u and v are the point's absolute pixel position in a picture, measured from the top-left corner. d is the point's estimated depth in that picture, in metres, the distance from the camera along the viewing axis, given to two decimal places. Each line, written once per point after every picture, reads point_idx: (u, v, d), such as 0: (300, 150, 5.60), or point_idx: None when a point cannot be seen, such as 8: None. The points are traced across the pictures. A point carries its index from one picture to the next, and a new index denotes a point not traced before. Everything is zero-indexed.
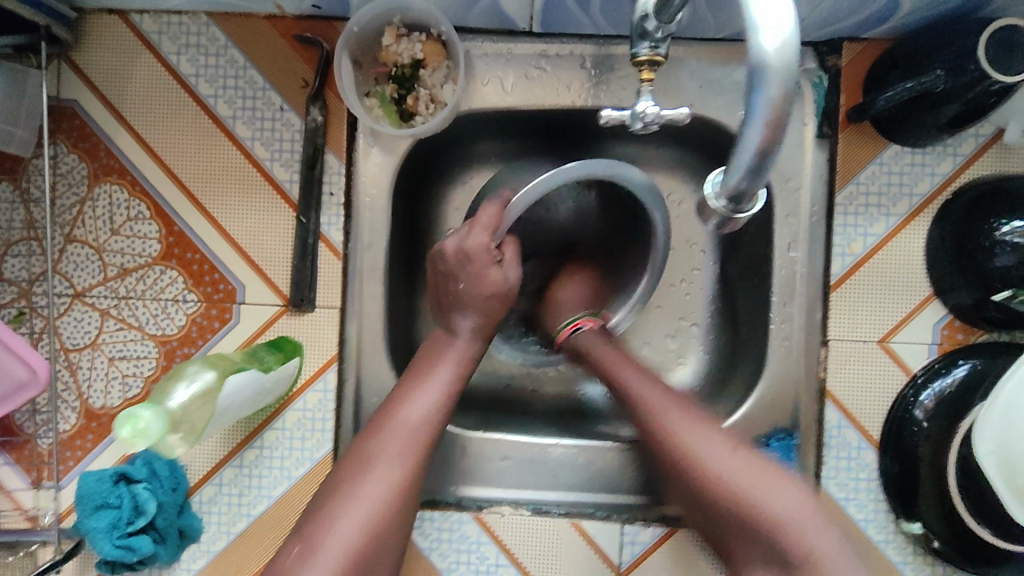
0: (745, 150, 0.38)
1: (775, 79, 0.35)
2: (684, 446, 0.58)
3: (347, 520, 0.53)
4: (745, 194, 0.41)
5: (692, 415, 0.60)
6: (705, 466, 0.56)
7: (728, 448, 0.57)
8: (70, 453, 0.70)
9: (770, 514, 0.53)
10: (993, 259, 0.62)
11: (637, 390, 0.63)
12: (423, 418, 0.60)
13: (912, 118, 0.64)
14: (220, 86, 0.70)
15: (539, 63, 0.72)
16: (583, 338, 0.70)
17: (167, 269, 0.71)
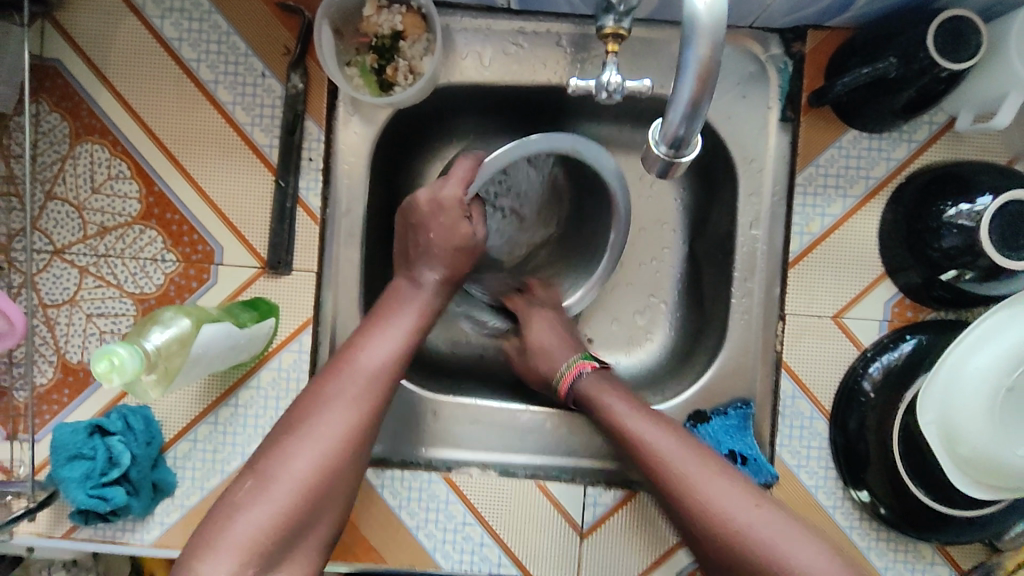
0: (680, 98, 0.43)
1: (704, 35, 0.39)
2: (674, 469, 0.59)
3: (301, 459, 0.55)
4: (682, 138, 0.45)
5: (679, 437, 0.62)
6: (687, 486, 0.58)
7: (716, 473, 0.59)
8: (46, 406, 0.72)
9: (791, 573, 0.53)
10: (940, 241, 0.65)
11: (626, 416, 0.64)
12: (382, 364, 0.61)
13: (869, 104, 0.67)
14: (203, 50, 0.72)
15: (516, 40, 0.74)
16: (585, 382, 0.70)
17: (146, 229, 0.72)
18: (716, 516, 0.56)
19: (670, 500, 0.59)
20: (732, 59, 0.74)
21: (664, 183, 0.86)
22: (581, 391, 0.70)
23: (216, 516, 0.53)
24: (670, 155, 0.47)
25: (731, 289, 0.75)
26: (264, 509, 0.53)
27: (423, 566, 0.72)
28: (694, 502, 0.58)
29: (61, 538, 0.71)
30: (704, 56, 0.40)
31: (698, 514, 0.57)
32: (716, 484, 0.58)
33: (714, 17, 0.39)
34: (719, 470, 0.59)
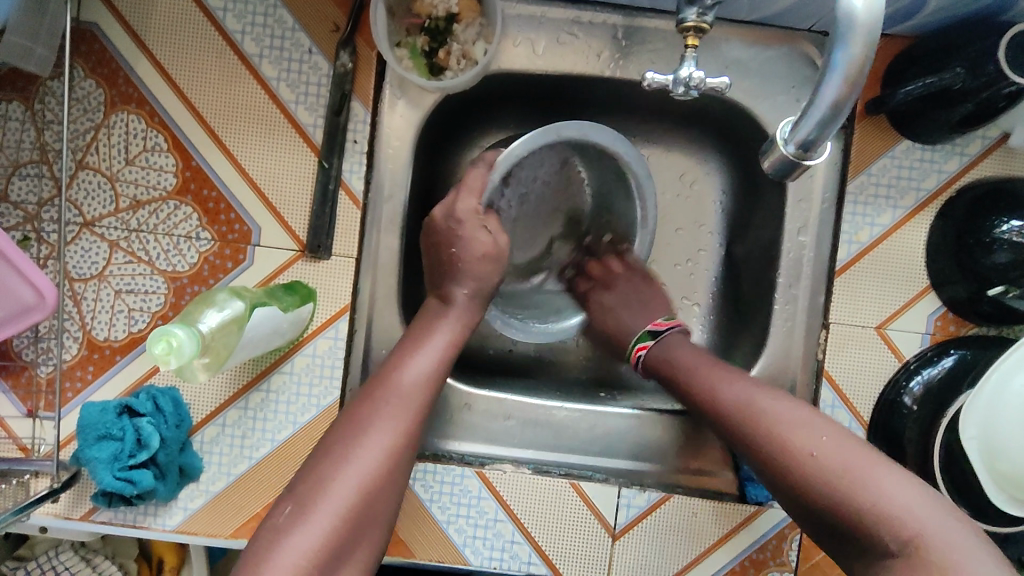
0: (822, 99, 0.41)
1: (859, 37, 0.38)
2: (764, 424, 0.58)
3: (346, 476, 0.54)
4: (815, 141, 0.45)
5: (771, 390, 0.60)
6: (777, 436, 0.56)
7: (825, 426, 0.56)
8: (70, 383, 0.69)
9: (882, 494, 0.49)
10: (992, 255, 0.64)
11: (710, 372, 0.64)
12: (418, 379, 0.61)
13: (926, 116, 0.67)
14: (249, 22, 0.69)
15: (571, 29, 0.72)
16: (655, 354, 0.71)
17: (181, 204, 0.70)
18: (817, 459, 0.53)
19: (760, 428, 0.58)
20: (788, 62, 0.73)
21: (704, 183, 0.85)
22: (663, 357, 0.70)
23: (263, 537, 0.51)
24: (799, 154, 0.46)
25: (774, 295, 0.75)
26: (310, 530, 0.51)
27: (453, 561, 0.71)
28: (783, 438, 0.56)
29: (80, 521, 0.69)
30: (857, 58, 0.39)
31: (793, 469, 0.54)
32: (803, 430, 0.56)
33: (870, 17, 0.38)
34: (816, 417, 0.57)
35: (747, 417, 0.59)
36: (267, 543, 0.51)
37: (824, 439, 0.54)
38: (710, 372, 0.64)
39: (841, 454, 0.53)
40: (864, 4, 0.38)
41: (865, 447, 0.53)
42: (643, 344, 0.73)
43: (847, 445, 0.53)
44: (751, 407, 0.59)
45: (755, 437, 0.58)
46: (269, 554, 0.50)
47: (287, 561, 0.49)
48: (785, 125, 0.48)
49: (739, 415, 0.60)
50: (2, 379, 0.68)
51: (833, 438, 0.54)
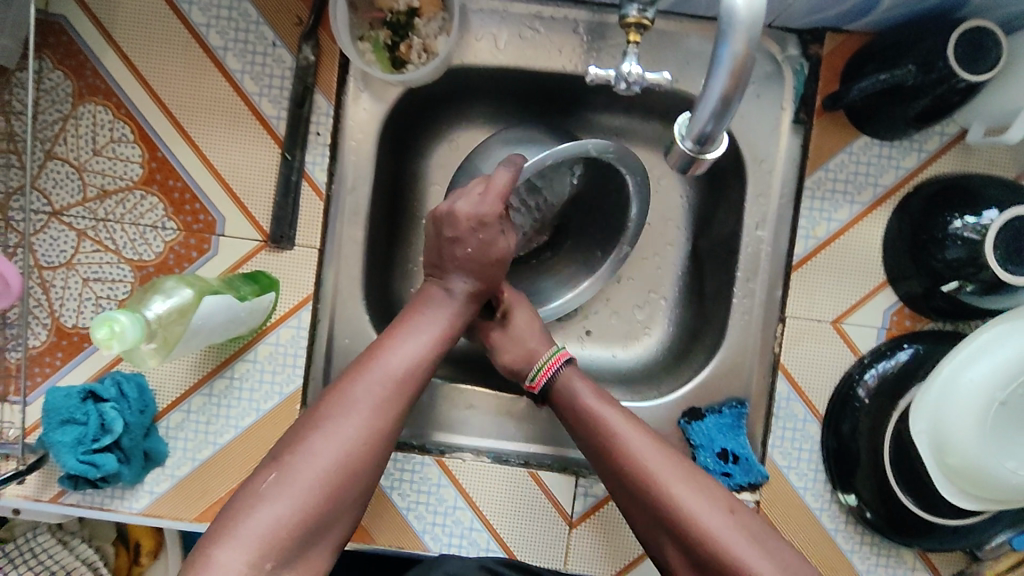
0: (711, 95, 0.43)
1: (741, 32, 0.40)
2: (662, 486, 0.59)
3: (322, 451, 0.56)
4: (710, 136, 0.46)
5: (662, 449, 0.61)
6: (668, 499, 0.58)
7: (721, 499, 0.59)
8: (39, 369, 0.71)
9: None
10: (945, 251, 0.66)
11: (606, 420, 0.63)
12: (410, 367, 0.62)
13: (883, 112, 0.67)
14: (214, 15, 0.70)
15: (533, 24, 0.73)
16: (562, 376, 0.69)
17: (148, 194, 0.71)
18: (702, 534, 0.56)
19: (644, 500, 0.60)
20: None
21: (670, 177, 0.86)
22: (565, 393, 0.68)
23: (240, 503, 0.53)
24: (697, 150, 0.48)
25: (733, 289, 0.75)
26: (284, 504, 0.53)
27: (412, 548, 0.73)
28: (677, 512, 0.57)
29: (49, 503, 0.71)
30: (739, 52, 0.41)
31: (669, 514, 0.58)
32: (694, 500, 0.58)
33: (752, 14, 0.40)
34: (705, 486, 0.59)
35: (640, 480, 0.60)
36: (235, 514, 0.52)
37: (713, 512, 0.57)
38: (610, 423, 0.63)
39: (733, 532, 0.56)
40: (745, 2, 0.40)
41: (755, 521, 0.58)
42: (561, 354, 0.71)
43: (735, 519, 0.57)
44: (658, 471, 0.60)
45: (648, 505, 0.59)
46: (241, 520, 0.52)
47: (255, 531, 0.51)
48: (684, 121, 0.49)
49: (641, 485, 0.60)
50: None
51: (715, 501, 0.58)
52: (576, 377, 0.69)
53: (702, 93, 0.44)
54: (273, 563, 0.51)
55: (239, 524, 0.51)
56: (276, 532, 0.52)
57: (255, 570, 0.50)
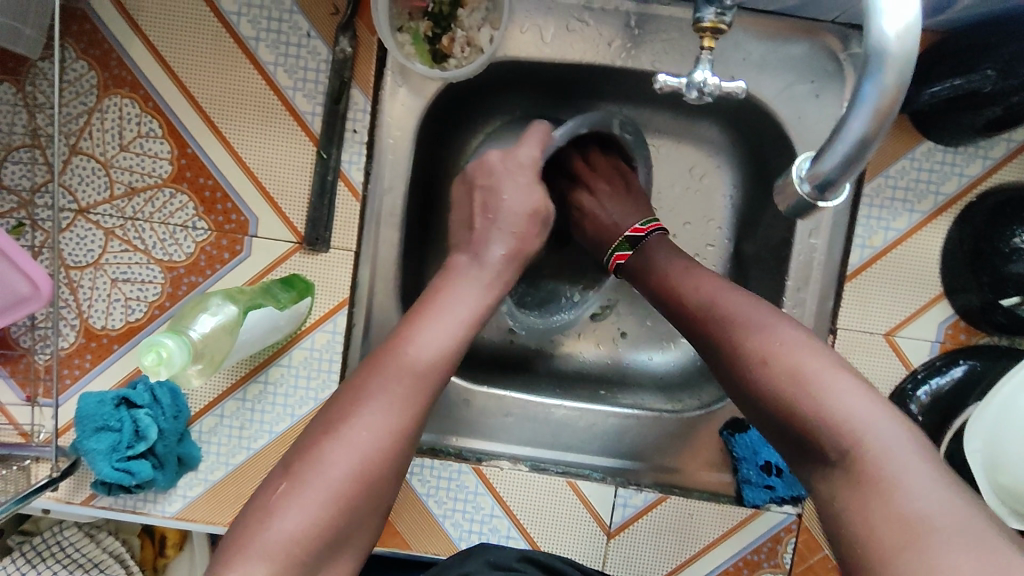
0: (845, 136, 0.37)
1: (892, 68, 0.34)
2: (748, 347, 0.52)
3: (345, 449, 0.51)
4: (834, 182, 0.40)
5: (758, 302, 0.55)
6: (741, 341, 0.52)
7: (817, 351, 0.50)
8: (68, 370, 0.69)
9: (827, 407, 0.46)
10: (1009, 264, 0.62)
11: (694, 288, 0.58)
12: (431, 359, 0.56)
13: (951, 116, 0.64)
14: (245, 3, 0.66)
15: (581, 15, 0.69)
16: (631, 265, 0.67)
17: (177, 192, 0.68)
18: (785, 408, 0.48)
19: (732, 367, 0.53)
20: (807, 55, 0.69)
21: (714, 176, 0.82)
22: (646, 272, 0.65)
23: (253, 516, 0.49)
24: (814, 197, 0.42)
25: (782, 299, 0.72)
26: (303, 510, 0.49)
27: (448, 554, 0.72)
28: (763, 370, 0.50)
29: (81, 506, 0.70)
30: (890, 85, 0.35)
31: (735, 337, 0.53)
32: (779, 340, 0.51)
33: (904, 47, 0.34)
34: (798, 336, 0.51)
35: (726, 342, 0.54)
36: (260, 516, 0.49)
37: (796, 351, 0.50)
38: (682, 283, 0.60)
39: (815, 366, 0.48)
40: (898, 31, 0.34)
41: (854, 376, 0.48)
42: (621, 252, 0.69)
43: (826, 362, 0.49)
44: (742, 322, 0.53)
45: (724, 367, 0.54)
46: (251, 536, 0.48)
47: (273, 537, 0.48)
48: (801, 162, 0.43)
49: (732, 351, 0.53)
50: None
51: (811, 348, 0.50)
52: (656, 253, 0.65)
53: (832, 137, 0.38)
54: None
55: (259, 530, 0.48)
56: (297, 540, 0.48)
57: None
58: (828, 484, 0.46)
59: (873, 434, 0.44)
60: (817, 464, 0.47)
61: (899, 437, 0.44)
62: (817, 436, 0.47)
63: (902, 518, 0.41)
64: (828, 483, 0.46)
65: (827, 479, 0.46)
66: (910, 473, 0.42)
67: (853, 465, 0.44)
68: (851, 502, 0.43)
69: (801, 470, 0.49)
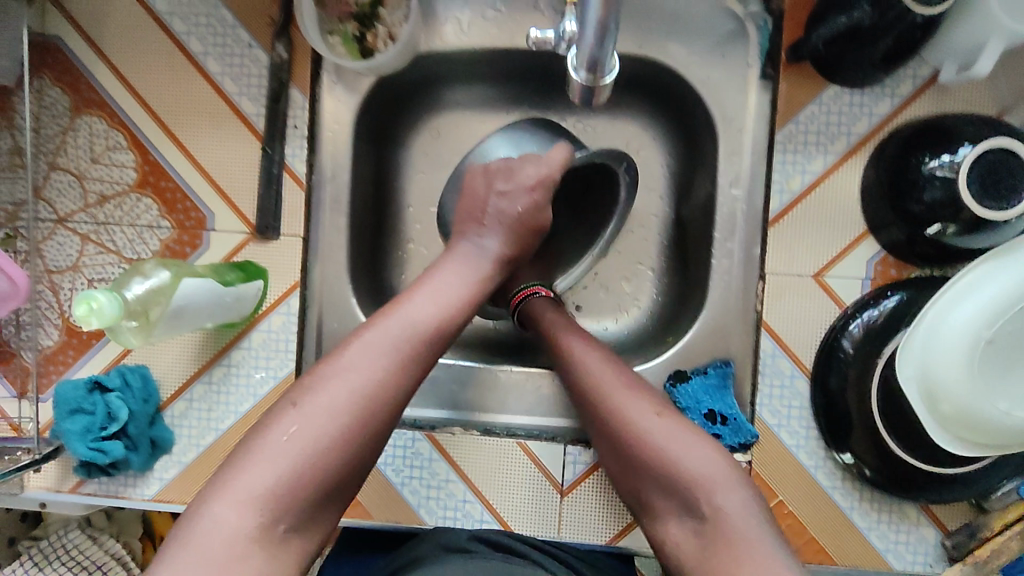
0: (589, 21, 0.47)
1: None
2: (614, 410, 0.61)
3: (340, 389, 0.53)
4: (597, 60, 0.51)
5: (617, 369, 0.64)
6: (618, 414, 0.61)
7: (666, 421, 0.60)
8: (52, 367, 0.75)
9: (685, 478, 0.57)
10: (923, 194, 0.64)
11: (569, 346, 0.67)
12: (430, 321, 0.59)
13: (848, 56, 0.66)
14: (193, 23, 0.74)
15: (495, 5, 0.76)
16: (537, 304, 0.73)
17: (143, 197, 0.75)
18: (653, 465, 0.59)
19: (613, 432, 0.62)
20: (709, 18, 0.74)
21: (650, 149, 0.85)
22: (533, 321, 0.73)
23: (221, 475, 0.51)
24: (591, 77, 0.53)
25: (712, 251, 0.76)
26: (268, 470, 0.50)
27: (408, 522, 0.74)
28: (635, 438, 0.60)
29: (68, 492, 0.75)
30: None
31: (613, 423, 0.61)
32: (650, 417, 0.60)
33: None
34: (647, 399, 0.62)
35: (602, 406, 0.63)
36: (237, 467, 0.51)
37: (651, 416, 0.60)
38: (568, 340, 0.68)
39: (670, 438, 0.59)
40: None
41: (700, 439, 0.59)
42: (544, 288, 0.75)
43: (674, 425, 0.60)
44: (597, 387, 0.63)
45: (612, 447, 0.62)
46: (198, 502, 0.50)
47: (251, 488, 0.49)
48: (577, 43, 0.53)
49: (611, 420, 0.61)
50: None
51: (695, 439, 0.59)
52: (552, 307, 0.73)
53: (582, 21, 0.48)
54: (275, 526, 0.49)
55: (242, 477, 0.50)
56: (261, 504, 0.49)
57: (266, 531, 0.49)
58: (697, 536, 0.56)
59: (719, 487, 0.56)
60: (680, 516, 0.57)
61: (744, 503, 0.55)
62: (687, 509, 0.57)
63: (759, 568, 0.51)
64: (694, 534, 0.56)
65: (687, 531, 0.56)
66: (748, 531, 0.53)
67: (715, 525, 0.55)
68: (715, 561, 0.53)
69: (658, 518, 0.59)
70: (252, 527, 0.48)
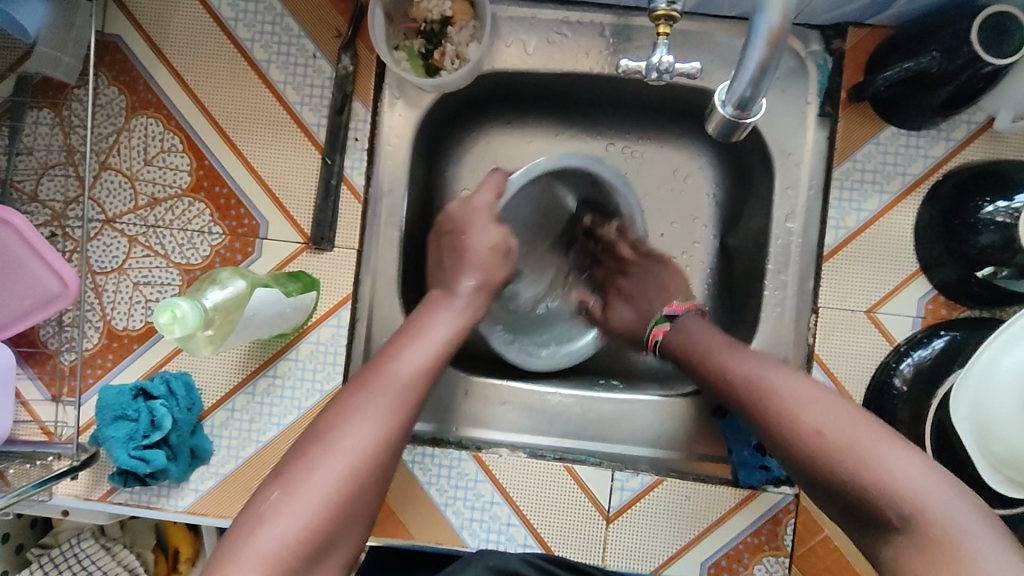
0: (748, 63, 0.45)
1: (777, 3, 0.41)
2: (782, 409, 0.55)
3: (351, 438, 0.53)
4: (747, 102, 0.49)
5: (784, 373, 0.59)
6: (785, 415, 0.55)
7: (841, 420, 0.53)
8: (91, 370, 0.74)
9: (879, 484, 0.49)
10: (977, 238, 0.65)
11: (720, 354, 0.63)
12: (417, 369, 0.59)
13: (908, 101, 0.68)
14: (258, 30, 0.74)
15: (560, 29, 0.76)
16: (671, 335, 0.69)
17: (195, 201, 0.74)
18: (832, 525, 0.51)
19: (788, 444, 0.55)
20: None
21: (698, 178, 0.87)
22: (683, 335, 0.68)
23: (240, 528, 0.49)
24: (737, 114, 0.51)
25: (764, 282, 0.77)
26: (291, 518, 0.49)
27: (450, 544, 0.73)
28: (808, 441, 0.53)
29: (99, 501, 0.73)
30: (775, 27, 0.42)
31: (778, 430, 0.55)
32: (828, 417, 0.53)
33: None
34: (824, 397, 0.55)
35: (777, 418, 0.56)
36: (254, 523, 0.48)
37: (831, 418, 0.53)
38: (722, 355, 0.63)
39: (859, 441, 0.51)
40: None
41: (880, 432, 0.52)
42: (660, 327, 0.72)
43: (862, 423, 0.52)
44: (768, 392, 0.57)
45: (785, 451, 0.55)
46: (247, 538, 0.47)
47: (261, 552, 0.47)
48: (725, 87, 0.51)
49: (783, 428, 0.55)
50: (30, 366, 0.73)
51: (900, 452, 0.50)
52: (698, 324, 0.68)
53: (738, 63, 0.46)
54: None
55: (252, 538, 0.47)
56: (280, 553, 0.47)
57: None
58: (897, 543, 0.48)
59: (926, 496, 0.47)
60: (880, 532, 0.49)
61: (963, 512, 0.46)
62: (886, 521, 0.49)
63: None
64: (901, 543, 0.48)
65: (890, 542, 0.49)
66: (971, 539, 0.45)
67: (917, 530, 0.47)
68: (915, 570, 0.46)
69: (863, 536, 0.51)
70: None
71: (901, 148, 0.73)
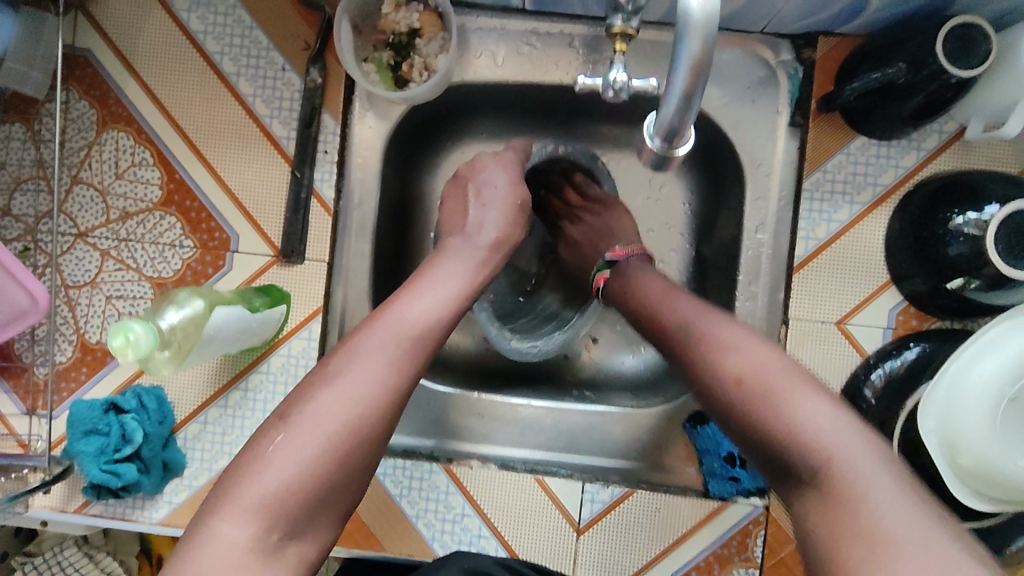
0: (674, 89, 0.44)
1: (696, 34, 0.40)
2: (706, 376, 0.56)
3: (354, 378, 0.52)
4: (674, 130, 0.48)
5: (714, 318, 0.59)
6: (712, 353, 0.56)
7: (765, 360, 0.54)
8: (65, 384, 0.74)
9: (794, 426, 0.49)
10: (947, 248, 0.64)
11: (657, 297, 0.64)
12: (423, 317, 0.58)
13: (878, 111, 0.68)
14: (227, 43, 0.74)
15: (530, 40, 0.76)
16: (610, 287, 0.71)
17: (166, 215, 0.74)
18: (759, 429, 0.51)
19: (707, 377, 0.56)
20: (741, 64, 0.75)
21: (673, 186, 0.87)
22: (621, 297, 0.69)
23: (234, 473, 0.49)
24: (665, 144, 0.50)
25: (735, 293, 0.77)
26: (290, 460, 0.48)
27: (421, 555, 0.73)
28: (728, 367, 0.54)
29: (74, 513, 0.74)
30: (695, 56, 0.41)
31: (702, 367, 0.56)
32: (754, 361, 0.54)
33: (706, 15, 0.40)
34: (749, 338, 0.56)
35: (698, 362, 0.57)
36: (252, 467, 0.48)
37: (756, 372, 0.53)
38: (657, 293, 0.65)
39: (778, 381, 0.52)
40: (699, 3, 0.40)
41: (800, 380, 0.52)
42: (601, 274, 0.73)
43: (779, 363, 0.53)
44: (705, 339, 0.57)
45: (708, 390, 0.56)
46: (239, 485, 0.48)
47: (264, 486, 0.47)
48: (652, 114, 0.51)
49: (704, 365, 0.56)
50: (4, 380, 0.74)
51: (817, 401, 0.50)
52: (631, 264, 0.71)
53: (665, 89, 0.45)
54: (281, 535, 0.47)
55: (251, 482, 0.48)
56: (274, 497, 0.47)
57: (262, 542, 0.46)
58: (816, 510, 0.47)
59: (844, 457, 0.47)
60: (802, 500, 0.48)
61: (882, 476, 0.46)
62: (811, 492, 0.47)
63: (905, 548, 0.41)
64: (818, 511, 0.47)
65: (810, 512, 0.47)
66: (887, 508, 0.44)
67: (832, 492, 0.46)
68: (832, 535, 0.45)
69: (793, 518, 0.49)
70: (247, 538, 0.46)
71: (872, 158, 0.72)
